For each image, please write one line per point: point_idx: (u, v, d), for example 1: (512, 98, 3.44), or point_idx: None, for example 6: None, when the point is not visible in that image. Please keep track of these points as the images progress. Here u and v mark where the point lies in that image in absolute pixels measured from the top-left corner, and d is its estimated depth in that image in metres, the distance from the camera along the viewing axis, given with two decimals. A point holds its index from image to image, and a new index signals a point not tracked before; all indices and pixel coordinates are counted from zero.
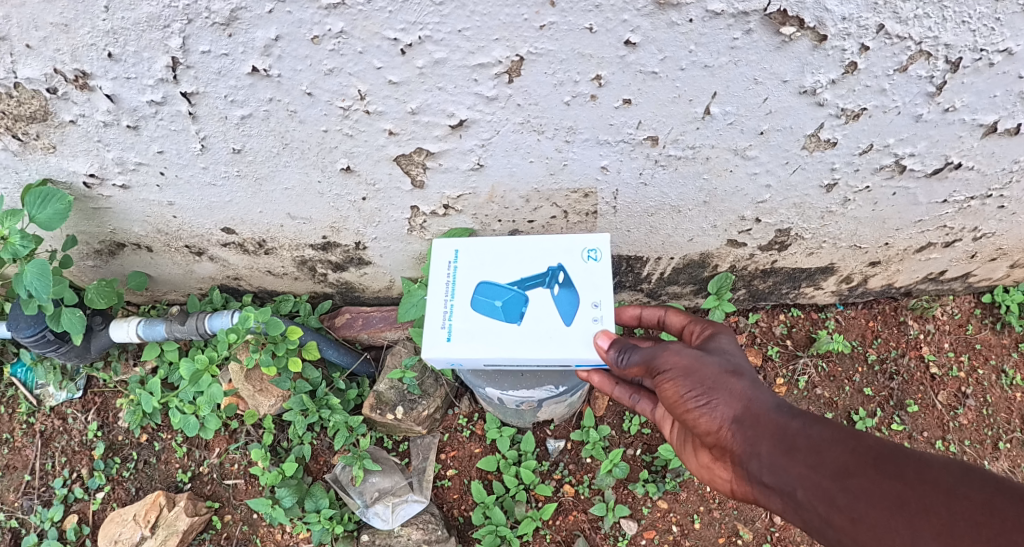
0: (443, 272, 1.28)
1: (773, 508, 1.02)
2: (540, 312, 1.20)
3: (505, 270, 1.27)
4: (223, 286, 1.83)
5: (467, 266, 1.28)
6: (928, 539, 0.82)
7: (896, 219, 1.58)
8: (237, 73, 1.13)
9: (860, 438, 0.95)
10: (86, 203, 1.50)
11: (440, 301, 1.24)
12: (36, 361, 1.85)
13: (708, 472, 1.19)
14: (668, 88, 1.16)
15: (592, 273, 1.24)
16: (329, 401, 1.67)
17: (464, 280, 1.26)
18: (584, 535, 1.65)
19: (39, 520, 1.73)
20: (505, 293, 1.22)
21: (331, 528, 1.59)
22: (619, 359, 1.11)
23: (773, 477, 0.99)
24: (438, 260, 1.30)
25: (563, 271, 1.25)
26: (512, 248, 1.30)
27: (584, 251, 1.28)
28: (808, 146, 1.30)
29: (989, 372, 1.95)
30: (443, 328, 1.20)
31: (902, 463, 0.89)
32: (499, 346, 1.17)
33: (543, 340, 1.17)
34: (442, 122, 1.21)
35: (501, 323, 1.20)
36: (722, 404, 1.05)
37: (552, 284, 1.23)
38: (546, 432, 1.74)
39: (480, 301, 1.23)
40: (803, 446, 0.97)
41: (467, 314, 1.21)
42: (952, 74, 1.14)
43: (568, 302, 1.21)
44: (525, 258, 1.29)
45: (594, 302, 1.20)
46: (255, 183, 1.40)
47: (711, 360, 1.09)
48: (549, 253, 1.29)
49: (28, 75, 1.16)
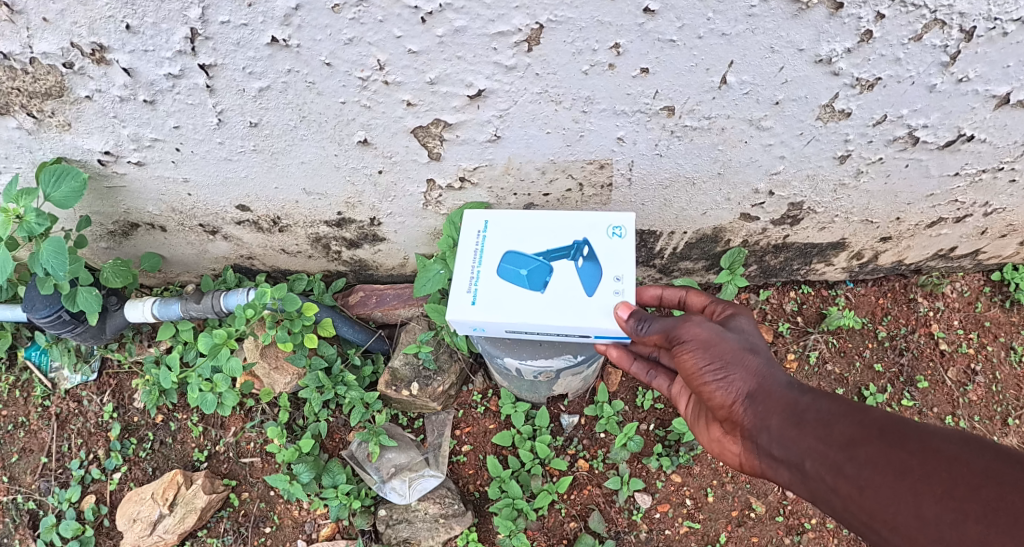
0: (472, 239, 1.30)
1: (781, 480, 1.02)
2: (564, 282, 1.21)
3: (531, 241, 1.27)
4: (236, 266, 1.84)
5: (495, 236, 1.30)
6: (931, 503, 0.80)
7: (908, 192, 1.58)
8: (256, 44, 1.13)
9: (867, 411, 0.94)
10: (101, 181, 1.50)
11: (467, 267, 1.26)
12: (51, 343, 1.85)
13: (717, 446, 1.20)
14: (686, 57, 1.16)
15: (616, 249, 1.24)
16: (344, 377, 1.68)
17: (492, 248, 1.28)
18: (599, 509, 1.66)
19: (57, 500, 1.73)
20: (531, 262, 1.22)
21: (349, 503, 1.60)
22: (639, 328, 1.10)
23: (783, 450, 0.98)
24: (467, 229, 1.32)
25: (588, 245, 1.25)
26: (539, 221, 1.31)
27: (610, 227, 1.27)
28: (822, 116, 1.31)
29: (998, 349, 1.96)
30: (468, 292, 1.22)
31: (905, 432, 0.88)
32: (521, 312, 1.18)
33: (566, 308, 1.18)
34: (460, 92, 1.22)
35: (524, 291, 1.21)
36: (737, 379, 1.05)
37: (577, 257, 1.23)
38: (560, 408, 1.75)
39: (506, 269, 1.24)
40: (812, 419, 0.96)
41: (492, 280, 1.22)
42: (966, 44, 1.15)
43: (591, 275, 1.21)
44: (550, 231, 1.29)
45: (616, 276, 1.20)
46: (271, 158, 1.40)
47: (730, 337, 1.09)
48: (575, 227, 1.29)
49: (45, 50, 1.16)
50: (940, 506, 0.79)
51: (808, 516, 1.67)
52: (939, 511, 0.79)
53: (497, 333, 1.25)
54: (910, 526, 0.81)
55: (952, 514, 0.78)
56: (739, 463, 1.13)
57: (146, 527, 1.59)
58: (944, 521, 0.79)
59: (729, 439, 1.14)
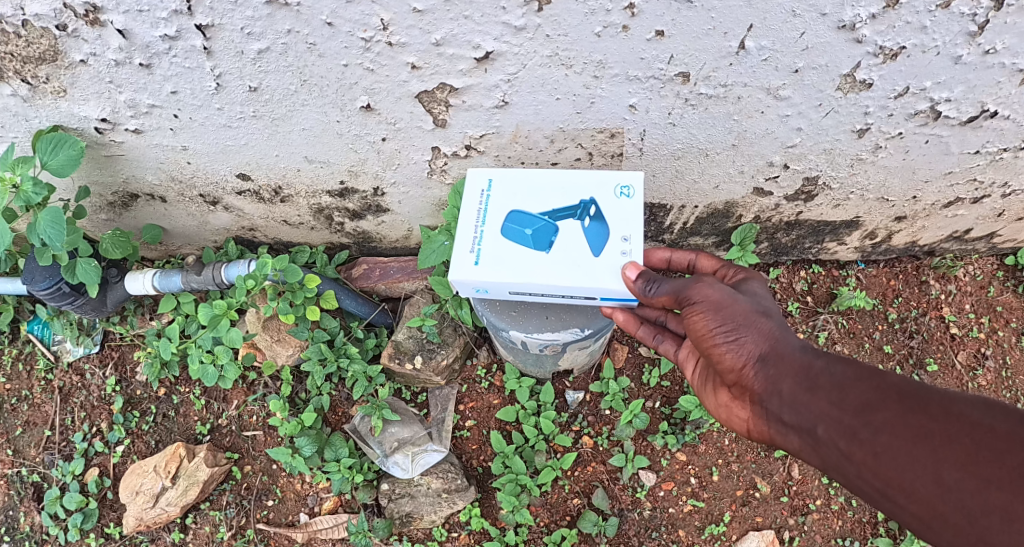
0: (475, 199, 1.23)
1: (791, 447, 0.99)
2: (569, 242, 1.16)
3: (537, 200, 1.21)
4: (237, 238, 1.81)
5: (499, 195, 1.23)
6: (951, 469, 0.77)
7: (926, 170, 1.54)
8: (254, 3, 1.07)
9: (883, 374, 0.90)
10: (98, 150, 1.46)
11: (470, 227, 1.20)
12: (52, 316, 1.81)
13: (725, 412, 1.16)
14: (703, 19, 1.10)
15: (624, 209, 1.19)
16: (347, 349, 1.65)
17: (495, 207, 1.21)
18: (603, 486, 1.65)
19: (61, 473, 1.72)
20: (536, 222, 1.17)
21: (351, 477, 1.59)
22: (647, 290, 1.05)
23: (794, 415, 0.95)
24: (470, 187, 1.25)
25: (595, 205, 1.20)
26: (543, 179, 1.25)
27: (617, 187, 1.22)
28: (843, 86, 1.26)
29: (1009, 334, 1.92)
30: (471, 253, 1.16)
31: (926, 396, 0.84)
32: (526, 273, 1.13)
33: (571, 270, 1.13)
34: (466, 55, 1.17)
35: (529, 251, 1.15)
36: (749, 341, 1.00)
37: (583, 217, 1.18)
38: (566, 384, 1.73)
39: (510, 229, 1.18)
40: (825, 383, 0.93)
41: (496, 241, 1.17)
42: (996, 13, 1.09)
43: (598, 236, 1.16)
44: (555, 190, 1.23)
45: (624, 236, 1.15)
46: (272, 124, 1.36)
47: (742, 299, 1.03)
48: (581, 186, 1.23)
49: (37, 11, 1.11)
50: (961, 472, 0.76)
51: (812, 497, 1.65)
52: (960, 478, 0.76)
53: (501, 295, 1.20)
54: (928, 492, 0.78)
55: (975, 480, 0.75)
56: (747, 429, 1.10)
57: (149, 499, 1.58)
58: (965, 488, 0.76)
59: (737, 405, 1.11)
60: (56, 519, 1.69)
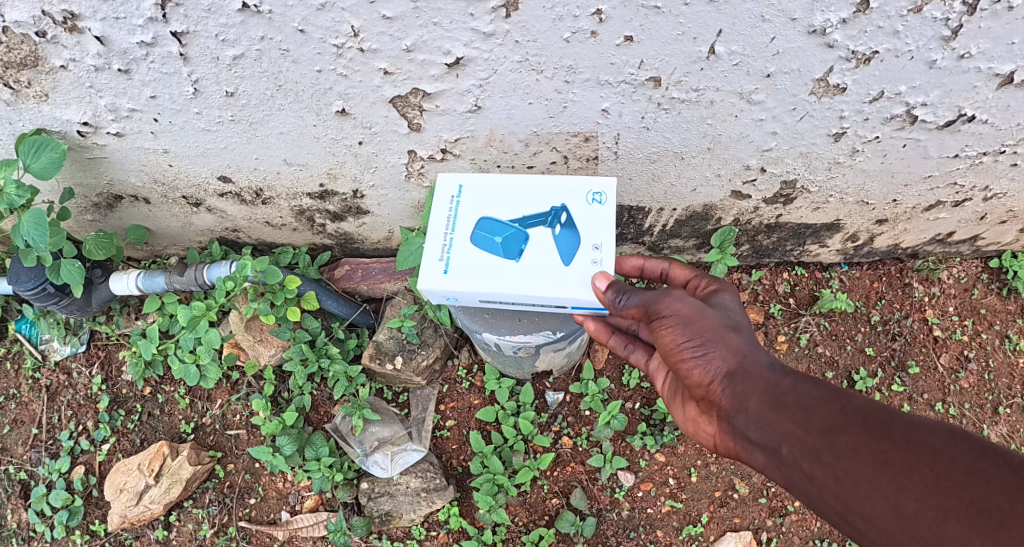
0: (446, 205, 1.25)
1: (755, 464, 0.98)
2: (539, 250, 1.17)
3: (507, 207, 1.22)
4: (221, 238, 1.83)
5: (470, 202, 1.24)
6: (911, 499, 0.78)
7: (905, 173, 1.54)
8: (227, 10, 1.09)
9: (850, 396, 0.90)
10: (81, 153, 1.48)
11: (440, 234, 1.21)
12: (38, 316, 1.83)
13: (691, 425, 1.16)
14: (672, 25, 1.11)
15: (595, 216, 1.20)
16: (328, 350, 1.67)
17: (465, 214, 1.23)
18: (581, 486, 1.66)
19: (47, 471, 1.74)
20: (505, 230, 1.18)
21: (331, 476, 1.60)
22: (618, 301, 1.05)
23: (759, 433, 0.94)
24: (440, 193, 1.26)
25: (566, 212, 1.20)
26: (516, 185, 1.26)
27: (589, 193, 1.22)
28: (816, 91, 1.26)
29: (993, 336, 1.92)
30: (441, 261, 1.18)
31: (890, 421, 0.84)
32: (496, 282, 1.14)
33: (541, 280, 1.14)
34: (438, 61, 1.18)
35: (499, 259, 1.17)
36: (717, 357, 1.00)
37: (554, 224, 1.19)
38: (545, 384, 1.74)
39: (480, 237, 1.19)
40: (792, 402, 0.91)
41: (465, 249, 1.18)
42: (969, 17, 1.10)
43: (568, 244, 1.17)
44: (526, 195, 1.24)
45: (594, 245, 1.16)
46: (250, 128, 1.37)
47: (712, 313, 1.03)
48: (553, 192, 1.24)
49: (17, 18, 1.12)
50: (920, 503, 0.78)
51: (790, 499, 1.66)
52: (919, 508, 0.78)
53: (472, 302, 1.22)
54: (888, 520, 0.79)
55: (933, 511, 0.77)
56: (712, 443, 1.10)
57: (133, 497, 1.60)
58: (924, 518, 0.77)
59: (704, 418, 1.10)
60: (42, 516, 1.72)
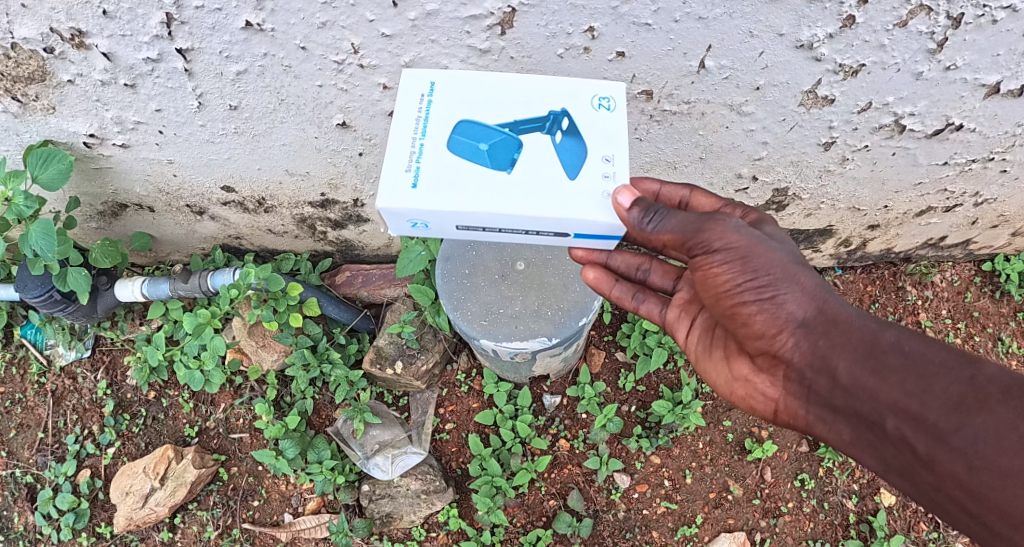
0: (416, 104, 1.00)
1: (849, 433, 1.03)
2: (535, 161, 0.94)
3: (493, 110, 0.98)
4: (224, 245, 1.86)
5: (445, 102, 1.00)
6: None
7: (896, 181, 1.57)
8: (231, 28, 1.12)
9: (972, 362, 0.92)
10: (87, 163, 1.51)
11: (407, 141, 0.95)
12: (44, 322, 1.88)
13: (741, 387, 1.18)
14: (663, 41, 1.14)
15: (602, 123, 0.99)
16: (330, 355, 1.71)
17: (440, 116, 0.98)
18: (578, 488, 1.70)
19: (54, 474, 1.78)
20: (493, 135, 0.94)
21: (333, 478, 1.64)
22: (644, 222, 0.91)
23: (863, 400, 0.97)
24: (408, 92, 1.01)
25: (567, 117, 0.99)
26: (502, 84, 1.03)
27: (594, 97, 1.02)
28: (805, 103, 1.29)
29: (985, 339, 1.94)
30: (409, 172, 0.92)
31: (1019, 391, 0.87)
32: (479, 200, 0.90)
33: (541, 195, 0.91)
34: (435, 76, 1.21)
35: (483, 171, 0.93)
36: (790, 301, 0.98)
37: (553, 130, 0.97)
38: (543, 388, 1.77)
39: (460, 141, 0.95)
40: (898, 368, 0.94)
41: (443, 160, 0.93)
42: (953, 31, 1.12)
43: (572, 153, 0.95)
44: (515, 100, 1.01)
45: (604, 157, 0.95)
46: (253, 140, 1.41)
47: (773, 247, 0.98)
48: (547, 95, 1.02)
49: (25, 35, 1.16)
50: None
51: (784, 500, 1.70)
52: None
53: (448, 231, 0.98)
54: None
55: None
56: (774, 405, 1.14)
57: (138, 500, 1.63)
58: None
59: (763, 375, 1.12)
60: (49, 519, 1.75)
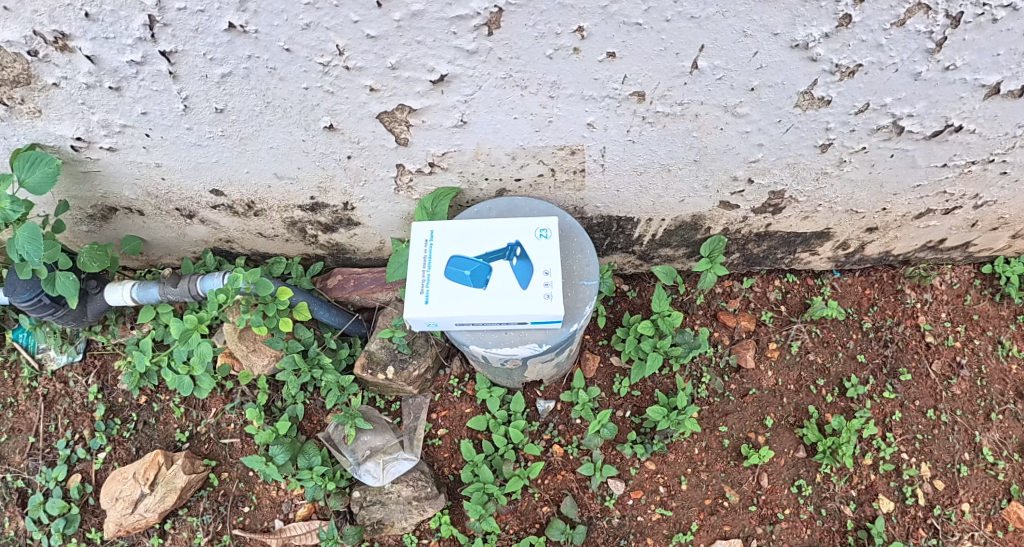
0: (419, 250, 1.26)
1: None
2: (504, 281, 1.21)
3: (472, 243, 1.26)
4: (215, 249, 1.85)
5: (442, 244, 1.27)
6: None
7: (893, 183, 1.54)
8: (215, 30, 1.10)
9: None
10: (75, 166, 1.50)
11: (416, 272, 1.23)
12: (35, 326, 1.87)
13: None
14: (654, 41, 1.12)
15: (546, 250, 1.25)
16: (320, 360, 1.69)
17: (439, 257, 1.25)
18: (572, 494, 1.68)
19: (44, 479, 1.77)
20: (474, 263, 1.22)
21: (324, 484, 1.62)
22: None
23: None
24: (412, 239, 1.28)
25: (521, 247, 1.25)
26: (477, 228, 1.29)
27: (538, 230, 1.28)
28: (801, 104, 1.27)
29: (986, 342, 1.90)
30: (422, 291, 1.20)
31: None
32: (473, 307, 1.18)
33: (511, 298, 1.19)
34: (423, 78, 1.19)
35: (471, 290, 1.20)
36: None
37: (513, 256, 1.23)
38: (537, 393, 1.75)
39: (453, 271, 1.22)
40: None
41: (442, 281, 1.21)
42: (953, 30, 1.10)
43: (526, 273, 1.22)
44: (487, 234, 1.28)
45: (548, 271, 1.22)
46: (240, 143, 1.39)
47: None
48: (506, 230, 1.29)
49: (8, 38, 1.14)
50: None
51: (781, 506, 1.69)
52: None
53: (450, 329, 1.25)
54: None
55: None
56: None
57: (128, 505, 1.62)
58: None
59: None
60: (39, 524, 1.74)
